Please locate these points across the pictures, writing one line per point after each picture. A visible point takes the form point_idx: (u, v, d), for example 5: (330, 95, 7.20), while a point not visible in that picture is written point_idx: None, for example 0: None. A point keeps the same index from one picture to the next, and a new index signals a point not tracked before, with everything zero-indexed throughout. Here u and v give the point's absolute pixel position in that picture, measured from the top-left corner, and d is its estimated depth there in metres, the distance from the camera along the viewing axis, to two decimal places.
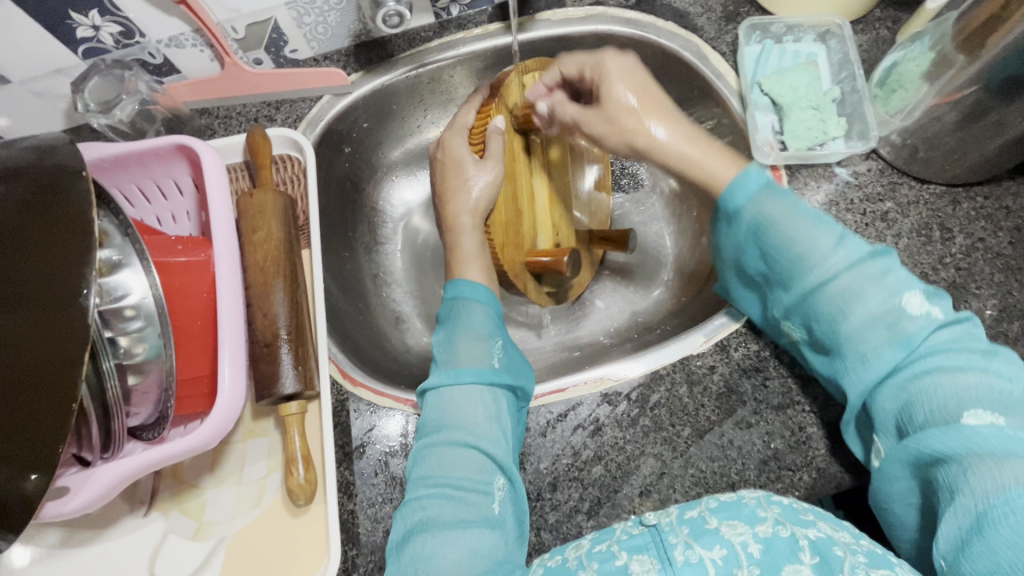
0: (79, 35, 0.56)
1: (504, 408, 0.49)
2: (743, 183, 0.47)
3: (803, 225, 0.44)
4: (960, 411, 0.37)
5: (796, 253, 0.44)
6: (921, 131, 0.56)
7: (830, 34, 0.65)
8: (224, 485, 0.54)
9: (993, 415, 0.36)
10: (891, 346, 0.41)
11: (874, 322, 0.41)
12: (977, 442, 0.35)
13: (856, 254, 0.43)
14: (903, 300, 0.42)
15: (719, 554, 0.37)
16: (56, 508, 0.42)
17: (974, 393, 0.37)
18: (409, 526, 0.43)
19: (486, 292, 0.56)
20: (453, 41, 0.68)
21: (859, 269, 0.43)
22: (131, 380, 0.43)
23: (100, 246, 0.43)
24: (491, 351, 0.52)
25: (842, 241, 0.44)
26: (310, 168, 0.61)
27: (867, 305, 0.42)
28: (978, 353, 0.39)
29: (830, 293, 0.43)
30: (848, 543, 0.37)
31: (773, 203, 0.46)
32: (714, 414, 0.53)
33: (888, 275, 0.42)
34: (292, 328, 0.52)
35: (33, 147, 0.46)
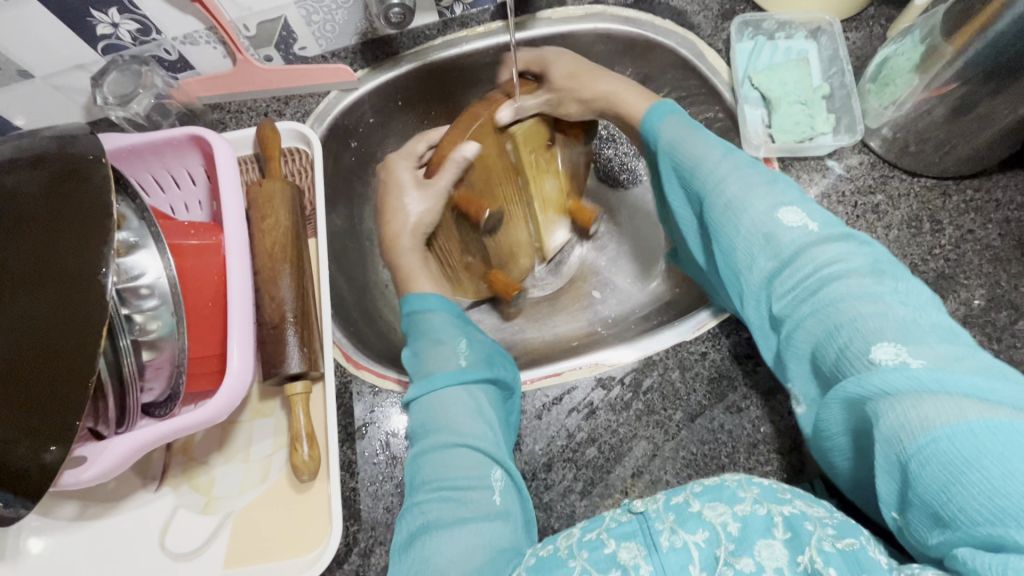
0: (99, 32, 0.58)
1: (483, 402, 0.51)
2: (658, 111, 0.59)
3: (702, 144, 0.52)
4: (868, 346, 0.36)
5: (703, 169, 0.50)
6: (911, 125, 0.58)
7: (821, 31, 0.66)
8: (232, 462, 0.56)
9: (898, 345, 0.35)
10: (768, 256, 0.44)
11: (757, 232, 0.45)
12: (882, 384, 0.34)
13: (738, 160, 0.50)
14: (781, 213, 0.45)
15: (702, 536, 0.36)
16: (74, 475, 0.44)
17: (873, 324, 0.37)
18: (414, 528, 0.44)
19: (434, 299, 0.59)
20: (455, 39, 0.70)
21: (750, 185, 0.47)
22: (145, 356, 0.45)
23: (118, 228, 0.45)
24: (456, 351, 0.55)
25: (729, 154, 0.51)
26: (318, 160, 0.64)
27: (751, 216, 0.46)
28: (863, 271, 0.41)
29: (722, 204, 0.48)
30: (820, 517, 0.37)
31: (676, 126, 0.56)
32: (706, 398, 0.54)
33: (773, 189, 0.47)
34: (298, 312, 0.54)
35: (55, 136, 0.48)
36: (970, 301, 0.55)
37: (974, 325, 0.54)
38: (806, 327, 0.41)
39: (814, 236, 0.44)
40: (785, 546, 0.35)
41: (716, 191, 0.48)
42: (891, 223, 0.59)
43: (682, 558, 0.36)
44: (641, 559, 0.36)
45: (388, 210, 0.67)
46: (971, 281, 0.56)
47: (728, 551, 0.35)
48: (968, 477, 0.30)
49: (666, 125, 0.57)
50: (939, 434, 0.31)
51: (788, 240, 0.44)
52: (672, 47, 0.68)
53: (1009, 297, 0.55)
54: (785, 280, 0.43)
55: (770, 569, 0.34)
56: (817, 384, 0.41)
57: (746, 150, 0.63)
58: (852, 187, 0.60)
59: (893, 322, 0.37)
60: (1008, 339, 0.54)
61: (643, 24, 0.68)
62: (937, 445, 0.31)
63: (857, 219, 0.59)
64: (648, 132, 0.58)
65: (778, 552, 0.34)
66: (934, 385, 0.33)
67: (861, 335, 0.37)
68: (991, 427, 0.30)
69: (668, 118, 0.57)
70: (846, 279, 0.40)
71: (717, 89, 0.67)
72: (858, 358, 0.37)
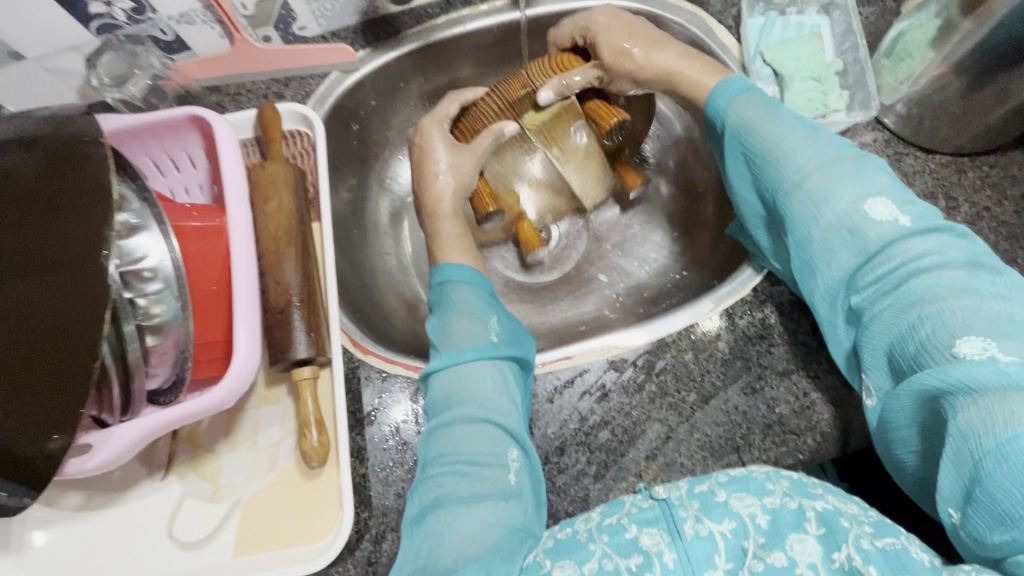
0: (93, 11, 0.56)
1: (510, 379, 0.51)
2: (726, 88, 0.54)
3: (776, 125, 0.50)
4: (953, 339, 0.36)
5: (776, 152, 0.48)
6: (926, 102, 0.57)
7: (833, 6, 0.64)
8: (239, 450, 0.55)
9: (987, 340, 0.35)
10: (852, 251, 0.44)
11: (841, 223, 0.44)
12: (970, 377, 0.34)
13: (824, 146, 0.48)
14: (868, 205, 0.44)
15: (728, 527, 0.36)
16: (79, 463, 0.43)
17: (961, 317, 0.37)
18: (427, 502, 0.44)
19: (473, 274, 0.58)
20: (459, 18, 0.69)
21: (834, 170, 0.46)
22: (150, 341, 0.44)
23: (118, 209, 0.43)
24: (487, 327, 0.53)
25: (814, 137, 0.48)
26: (320, 142, 0.62)
27: (834, 207, 0.45)
28: (958, 264, 0.40)
29: (801, 193, 0.46)
30: (855, 514, 0.36)
31: (748, 105, 0.52)
32: (720, 379, 0.53)
33: (862, 179, 0.45)
34: (304, 296, 0.53)
35: (51, 117, 0.47)
36: None
37: None
38: (883, 319, 0.41)
39: (905, 229, 0.42)
40: (819, 542, 0.34)
41: (789, 176, 0.47)
42: None
43: (708, 547, 0.35)
44: (664, 545, 0.36)
45: (423, 177, 0.63)
46: None
47: (759, 544, 0.34)
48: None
49: (733, 105, 0.53)
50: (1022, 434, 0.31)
51: (878, 238, 0.43)
52: (681, 24, 0.66)
53: None
54: (871, 275, 0.42)
55: (803, 565, 0.33)
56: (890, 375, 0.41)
57: None
58: None
59: (984, 317, 0.36)
60: None
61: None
62: (1014, 444, 0.31)
63: None
64: (713, 113, 0.54)
65: (811, 548, 0.34)
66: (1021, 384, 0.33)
67: (943, 327, 0.37)
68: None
69: (742, 92, 0.53)
70: (936, 271, 0.40)
71: (728, 66, 0.65)
72: (940, 349, 0.37)
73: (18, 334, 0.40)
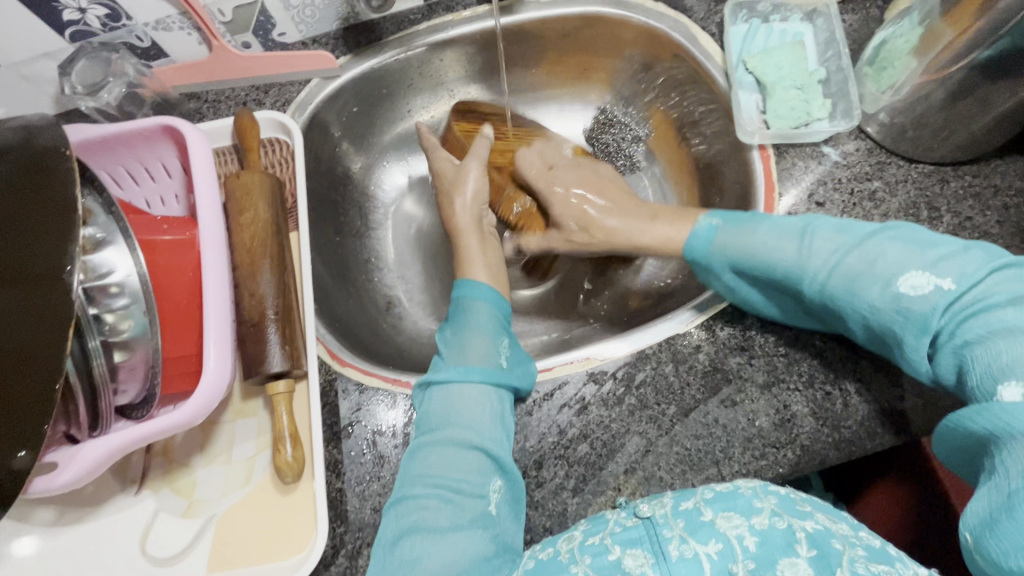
0: (65, 18, 0.55)
1: (508, 410, 0.50)
2: (697, 239, 0.57)
3: (768, 238, 0.53)
4: (997, 390, 0.38)
5: (780, 268, 0.51)
6: (910, 110, 0.56)
7: (817, 13, 0.64)
8: (214, 464, 0.54)
9: (1022, 386, 0.38)
10: (915, 331, 0.45)
11: (883, 309, 0.46)
12: (1010, 421, 0.36)
13: (833, 242, 0.50)
14: (902, 282, 0.46)
15: (715, 548, 0.35)
16: (44, 482, 0.42)
17: (1005, 360, 0.39)
18: (403, 526, 0.43)
19: (493, 293, 0.58)
20: (441, 24, 0.68)
21: (854, 265, 0.48)
22: (117, 357, 0.43)
23: (84, 224, 0.43)
24: (496, 347, 0.53)
25: (807, 236, 0.51)
26: (298, 151, 0.61)
27: (866, 298, 0.47)
28: (1006, 306, 0.41)
29: (827, 295, 0.49)
30: (847, 535, 0.36)
31: (728, 235, 0.55)
32: (700, 392, 0.53)
33: (878, 257, 0.47)
34: (279, 308, 0.52)
35: (20, 127, 0.46)
36: None
37: None
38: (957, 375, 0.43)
39: (949, 293, 0.44)
40: (810, 564, 0.33)
41: (811, 284, 0.50)
42: (888, 210, 0.57)
43: (693, 569, 0.34)
44: (648, 567, 0.35)
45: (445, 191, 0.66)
46: None
47: (749, 570, 0.34)
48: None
49: (714, 247, 0.55)
50: None
51: (925, 313, 0.44)
52: (664, 31, 0.66)
53: None
54: (947, 348, 0.44)
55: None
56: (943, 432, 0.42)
57: (740, 137, 0.61)
58: (848, 175, 0.59)
59: (1023, 355, 0.39)
60: None
61: (633, 7, 0.67)
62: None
63: (854, 207, 0.58)
64: (695, 257, 0.57)
65: (802, 572, 0.33)
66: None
67: (988, 380, 0.40)
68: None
69: (712, 230, 0.56)
70: (986, 313, 0.42)
71: (711, 74, 0.65)
72: (988, 399, 0.39)
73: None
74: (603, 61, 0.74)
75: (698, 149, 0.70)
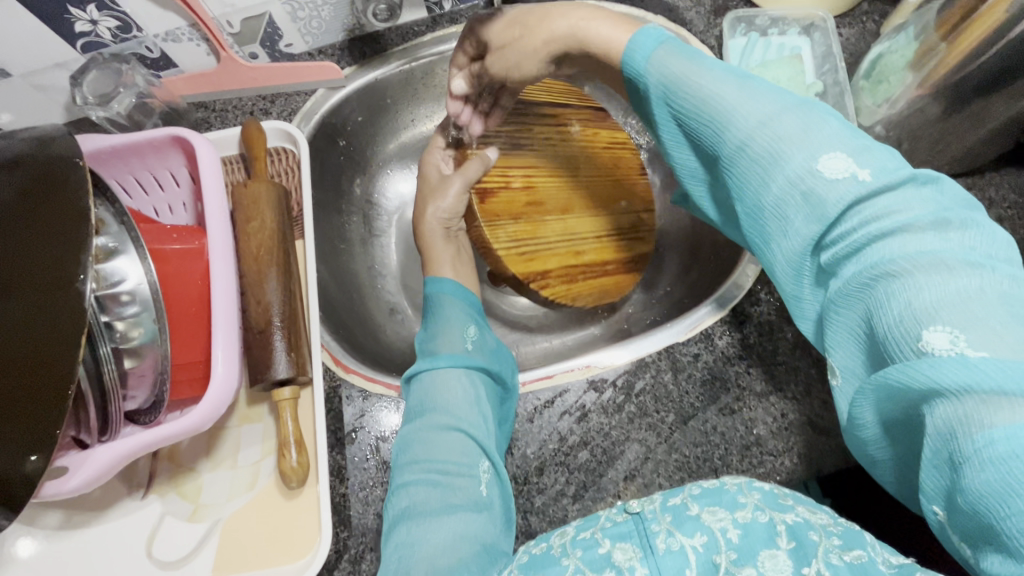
0: (78, 30, 0.57)
1: (482, 393, 0.51)
2: (641, 40, 0.42)
3: (712, 82, 0.38)
4: (918, 329, 0.29)
5: (713, 110, 0.38)
6: (905, 123, 0.58)
7: (814, 27, 0.65)
8: (219, 469, 0.55)
9: (956, 330, 0.28)
10: (809, 219, 0.34)
11: (793, 190, 0.35)
12: (943, 378, 0.28)
13: (769, 108, 0.37)
14: (822, 163, 0.34)
15: (699, 541, 0.36)
16: (54, 487, 0.43)
17: (926, 297, 0.29)
18: (398, 512, 0.44)
19: (463, 290, 0.60)
20: (445, 36, 0.69)
21: (781, 133, 0.36)
22: (127, 364, 0.44)
23: (96, 233, 0.44)
24: (464, 335, 0.55)
25: (754, 95, 0.37)
26: (304, 161, 0.62)
27: (785, 170, 0.35)
28: (924, 223, 0.32)
29: (749, 160, 0.36)
30: (825, 525, 0.36)
31: (676, 61, 0.40)
32: (698, 400, 0.54)
33: (813, 134, 0.35)
34: (285, 316, 0.53)
35: (33, 138, 0.47)
36: None
37: None
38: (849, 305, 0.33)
39: (867, 189, 0.33)
40: (789, 557, 0.34)
41: (729, 139, 0.37)
42: None
43: (679, 562, 0.35)
44: (636, 561, 0.36)
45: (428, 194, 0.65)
46: None
47: (731, 560, 0.35)
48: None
49: (654, 61, 0.41)
50: (1001, 436, 0.26)
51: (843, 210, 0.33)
52: None
53: None
54: (832, 253, 0.34)
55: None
56: (864, 353, 0.33)
57: None
58: None
59: (951, 294, 0.29)
60: None
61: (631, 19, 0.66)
62: (995, 449, 0.26)
63: None
64: (632, 74, 0.42)
65: (782, 564, 0.34)
66: (1003, 379, 0.26)
67: (909, 310, 0.30)
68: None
69: (664, 47, 0.41)
70: (893, 238, 0.32)
71: None
72: (904, 341, 0.30)
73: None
74: None
75: None
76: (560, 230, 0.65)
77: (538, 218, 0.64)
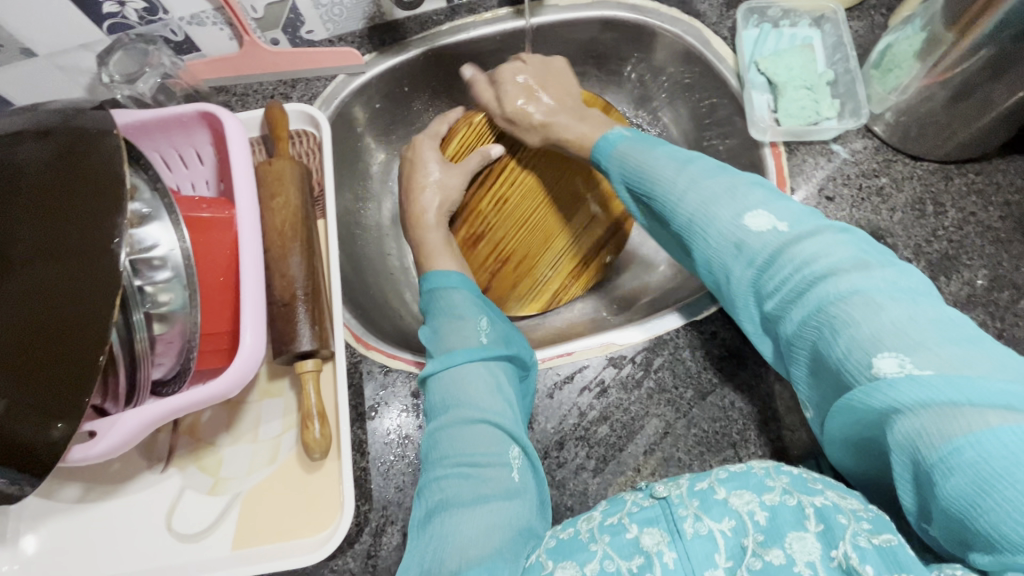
0: (105, 10, 0.57)
1: (503, 379, 0.51)
2: (605, 142, 0.58)
3: (653, 157, 0.52)
4: (870, 359, 0.35)
5: (658, 193, 0.50)
6: (913, 111, 0.59)
7: (824, 19, 0.67)
8: (240, 442, 0.55)
9: (901, 356, 0.34)
10: (745, 262, 0.44)
11: (728, 239, 0.45)
12: (900, 399, 0.33)
13: (703, 179, 0.48)
14: (748, 219, 0.45)
15: (728, 525, 0.36)
16: (81, 451, 0.43)
17: (868, 330, 0.36)
18: (431, 504, 0.44)
19: (466, 281, 0.60)
20: (463, 25, 0.70)
21: (715, 198, 0.47)
22: (156, 329, 0.45)
23: (132, 198, 0.44)
24: (477, 329, 0.54)
25: (687, 169, 0.49)
26: (326, 142, 0.63)
27: (719, 227, 0.46)
28: (848, 266, 0.40)
29: (692, 225, 0.47)
30: (854, 509, 0.36)
31: (630, 147, 0.55)
32: (716, 376, 0.55)
33: (743, 197, 0.46)
34: (309, 289, 0.53)
35: (63, 109, 0.47)
36: (974, 281, 0.56)
37: (977, 305, 0.56)
38: (804, 331, 0.40)
39: (787, 235, 0.43)
40: (817, 539, 0.34)
41: (682, 207, 0.48)
42: (895, 205, 0.60)
43: (708, 546, 0.35)
44: (664, 545, 0.36)
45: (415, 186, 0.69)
46: (974, 262, 0.57)
47: (757, 542, 0.35)
48: (998, 490, 0.29)
49: (616, 151, 0.56)
50: (963, 444, 0.30)
51: (765, 252, 0.43)
52: (677, 35, 0.69)
53: (1011, 277, 0.56)
54: (772, 284, 0.42)
55: (801, 563, 0.33)
56: (816, 383, 0.40)
57: (752, 134, 0.63)
58: (857, 171, 0.61)
59: (890, 326, 0.35)
60: (1010, 317, 0.55)
61: (649, 11, 0.69)
62: (964, 455, 0.30)
63: (863, 202, 0.60)
64: (601, 159, 0.57)
65: (810, 546, 0.34)
66: (950, 393, 0.32)
67: (857, 345, 0.36)
68: (1018, 436, 0.29)
69: (622, 140, 0.57)
70: (831, 280, 0.39)
71: (723, 76, 0.68)
72: (860, 371, 0.35)
73: (46, 323, 0.40)
74: (617, 65, 0.77)
75: (711, 149, 0.73)
76: (540, 271, 0.72)
77: (518, 269, 0.72)
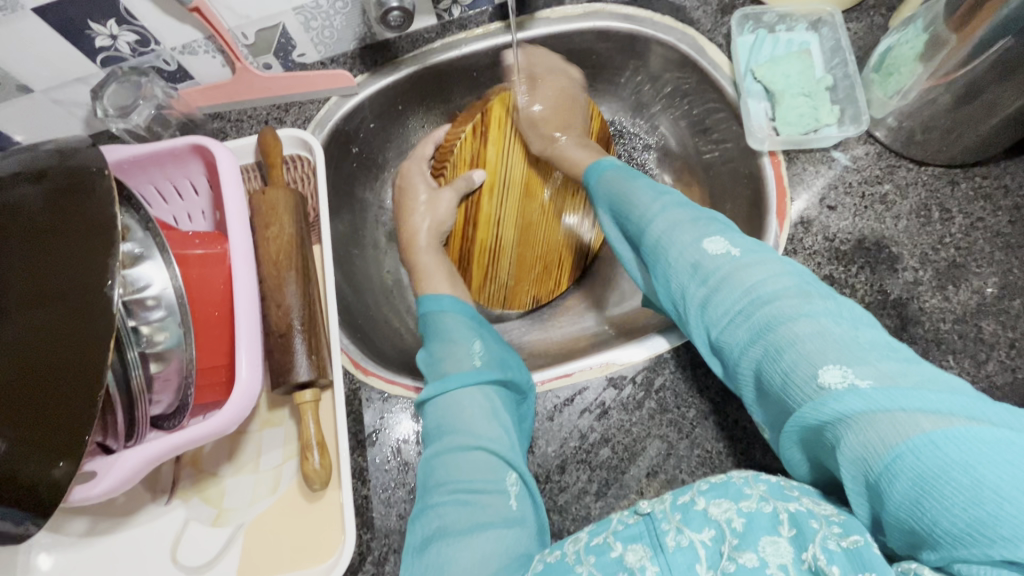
0: (98, 45, 0.58)
1: (499, 403, 0.51)
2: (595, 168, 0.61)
3: (635, 184, 0.56)
4: (815, 369, 0.36)
5: (636, 217, 0.53)
6: (917, 114, 0.58)
7: (822, 22, 0.65)
8: (242, 473, 0.55)
9: (845, 367, 0.35)
10: (698, 282, 0.45)
11: (686, 261, 0.47)
12: (839, 409, 0.34)
13: (671, 204, 0.52)
14: (705, 243, 0.46)
15: (708, 535, 0.35)
16: (83, 491, 0.43)
17: (810, 346, 0.37)
18: (427, 532, 0.43)
19: (454, 302, 0.59)
20: (455, 41, 0.70)
21: (678, 225, 0.49)
22: (153, 368, 0.45)
23: (123, 240, 0.45)
24: (470, 352, 0.54)
25: (661, 196, 0.53)
26: (320, 168, 0.63)
27: (678, 250, 0.48)
28: (791, 292, 0.41)
29: (658, 246, 0.49)
30: (827, 515, 0.35)
31: (617, 177, 0.58)
32: (719, 395, 0.54)
33: (699, 223, 0.49)
34: (305, 319, 0.53)
35: (57, 149, 0.48)
36: (983, 289, 0.55)
37: (987, 314, 0.54)
38: (750, 352, 0.41)
39: (737, 259, 0.44)
40: (789, 543, 0.33)
41: (652, 234, 0.50)
42: (900, 212, 0.58)
43: (689, 557, 0.34)
44: (647, 560, 0.35)
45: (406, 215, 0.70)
46: (983, 269, 0.55)
47: (733, 546, 0.33)
48: (938, 488, 0.29)
49: (603, 179, 0.59)
50: (903, 450, 0.31)
51: (716, 271, 0.45)
52: (672, 43, 0.68)
53: (1022, 284, 0.55)
54: (718, 304, 0.44)
55: (773, 566, 0.32)
56: (764, 402, 0.41)
57: (749, 143, 0.62)
58: (859, 178, 0.60)
59: (833, 343, 0.37)
60: (1022, 326, 0.54)
61: (642, 20, 0.68)
62: (903, 461, 0.30)
63: (866, 210, 0.59)
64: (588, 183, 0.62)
65: (782, 550, 0.33)
66: (887, 401, 0.32)
67: (804, 359, 0.37)
68: (951, 437, 0.30)
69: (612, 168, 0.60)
70: (775, 303, 0.40)
71: (719, 84, 0.66)
72: (807, 381, 0.36)
73: (37, 368, 0.40)
74: (612, 74, 0.76)
75: (711, 156, 0.72)
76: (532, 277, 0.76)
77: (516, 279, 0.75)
